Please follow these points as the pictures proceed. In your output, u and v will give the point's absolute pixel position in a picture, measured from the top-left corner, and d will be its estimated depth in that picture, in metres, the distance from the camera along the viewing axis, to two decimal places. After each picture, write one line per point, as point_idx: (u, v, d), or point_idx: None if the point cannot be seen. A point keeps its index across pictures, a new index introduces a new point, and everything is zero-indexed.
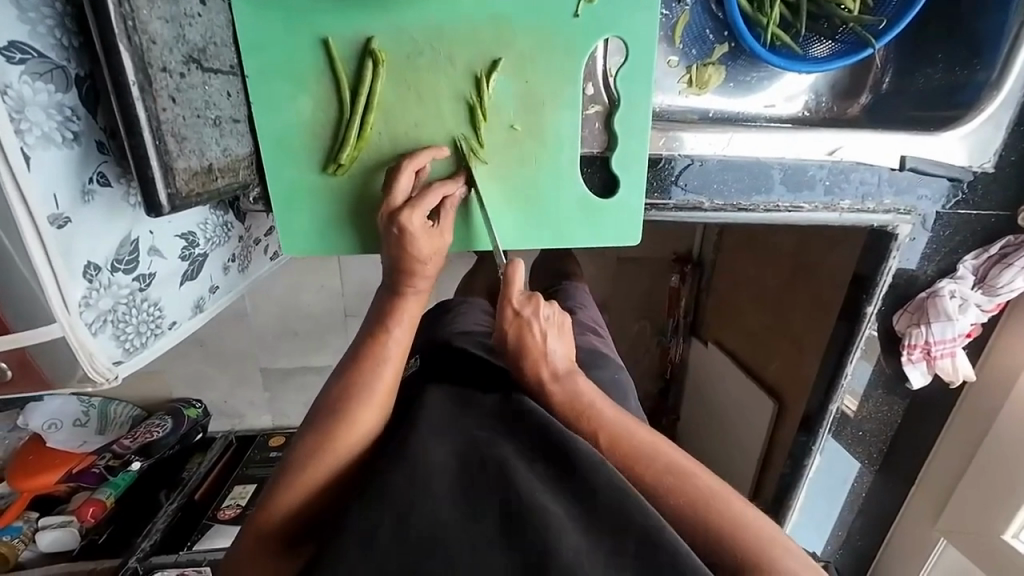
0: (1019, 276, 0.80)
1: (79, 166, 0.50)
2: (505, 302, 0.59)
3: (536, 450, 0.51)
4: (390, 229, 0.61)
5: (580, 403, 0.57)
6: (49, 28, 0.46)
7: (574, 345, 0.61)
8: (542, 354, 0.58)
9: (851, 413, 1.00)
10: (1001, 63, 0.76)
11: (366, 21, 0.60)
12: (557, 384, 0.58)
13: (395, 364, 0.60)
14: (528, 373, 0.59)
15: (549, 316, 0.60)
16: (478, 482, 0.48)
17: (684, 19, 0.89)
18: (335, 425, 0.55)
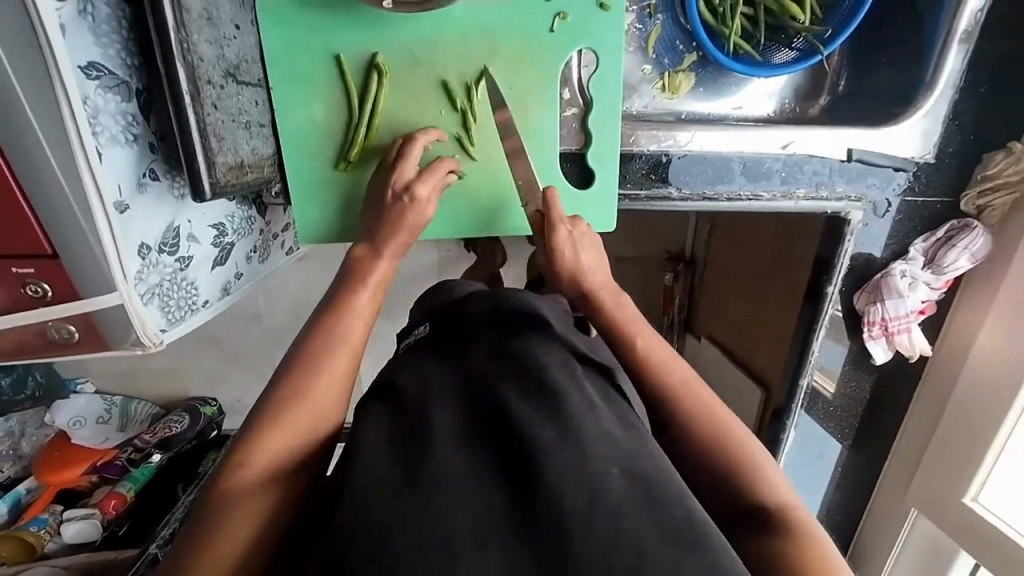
0: (962, 255, 0.89)
1: (137, 163, 0.60)
2: (557, 221, 0.71)
3: (535, 392, 0.50)
4: (401, 197, 0.71)
5: (619, 304, 0.69)
6: (116, 51, 0.57)
7: (607, 260, 0.73)
8: (581, 268, 0.71)
9: (829, 394, 1.08)
10: (933, 66, 0.85)
11: (372, 40, 0.71)
12: (601, 288, 0.70)
13: (370, 296, 0.67)
14: (580, 284, 0.70)
15: (588, 234, 0.74)
16: (470, 429, 0.48)
17: (657, 32, 0.99)
18: (314, 363, 0.61)
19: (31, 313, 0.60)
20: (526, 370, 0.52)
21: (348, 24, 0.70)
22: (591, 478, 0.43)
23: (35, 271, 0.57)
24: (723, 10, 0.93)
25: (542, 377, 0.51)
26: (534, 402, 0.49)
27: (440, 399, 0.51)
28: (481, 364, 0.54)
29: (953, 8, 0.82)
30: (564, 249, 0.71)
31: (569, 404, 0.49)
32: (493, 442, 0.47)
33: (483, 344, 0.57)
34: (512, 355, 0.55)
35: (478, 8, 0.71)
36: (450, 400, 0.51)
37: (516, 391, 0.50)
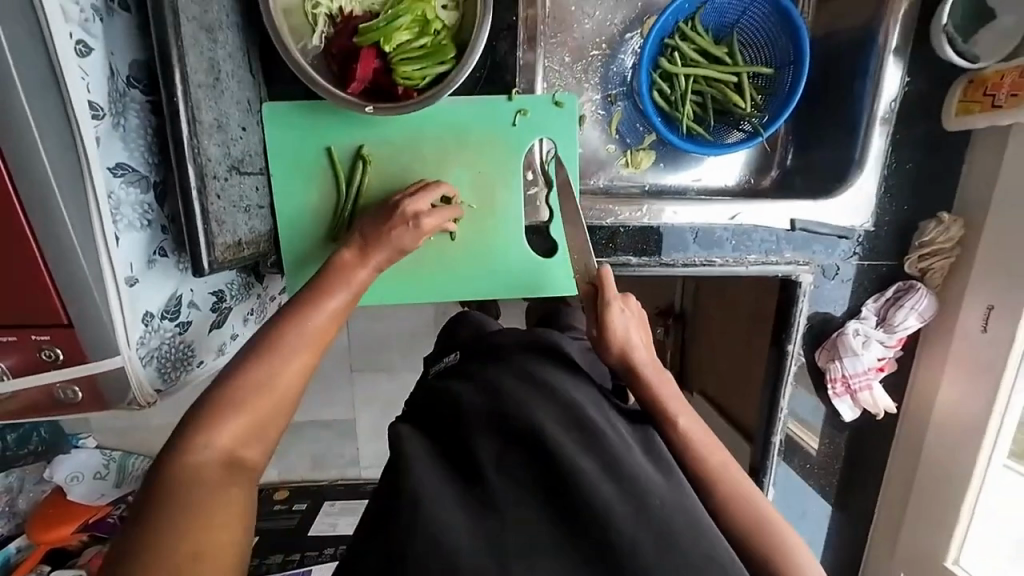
0: (910, 315, 0.94)
1: (148, 244, 0.70)
2: (612, 300, 0.70)
3: (570, 426, 0.54)
4: (408, 221, 0.76)
5: (661, 378, 0.70)
6: (141, 152, 0.68)
7: (649, 336, 0.74)
8: (631, 346, 0.70)
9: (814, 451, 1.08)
10: (860, 146, 0.94)
11: (358, 135, 0.82)
12: (646, 365, 0.70)
13: (341, 298, 0.68)
14: (632, 364, 0.70)
15: (637, 313, 0.73)
16: (512, 454, 0.52)
17: (619, 115, 1.11)
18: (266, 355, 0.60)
19: (43, 375, 0.66)
20: (567, 406, 0.56)
21: (338, 122, 0.82)
22: (634, 505, 0.49)
23: (51, 337, 0.64)
24: (675, 97, 1.04)
25: (579, 406, 0.56)
26: (572, 433, 0.53)
27: (486, 420, 0.55)
28: (515, 385, 0.58)
29: (871, 97, 0.92)
30: (619, 330, 0.70)
31: (607, 436, 0.55)
32: (539, 469, 0.51)
33: (517, 370, 0.60)
34: (547, 384, 0.59)
35: (450, 109, 0.83)
36: (494, 423, 0.54)
37: (550, 418, 0.54)
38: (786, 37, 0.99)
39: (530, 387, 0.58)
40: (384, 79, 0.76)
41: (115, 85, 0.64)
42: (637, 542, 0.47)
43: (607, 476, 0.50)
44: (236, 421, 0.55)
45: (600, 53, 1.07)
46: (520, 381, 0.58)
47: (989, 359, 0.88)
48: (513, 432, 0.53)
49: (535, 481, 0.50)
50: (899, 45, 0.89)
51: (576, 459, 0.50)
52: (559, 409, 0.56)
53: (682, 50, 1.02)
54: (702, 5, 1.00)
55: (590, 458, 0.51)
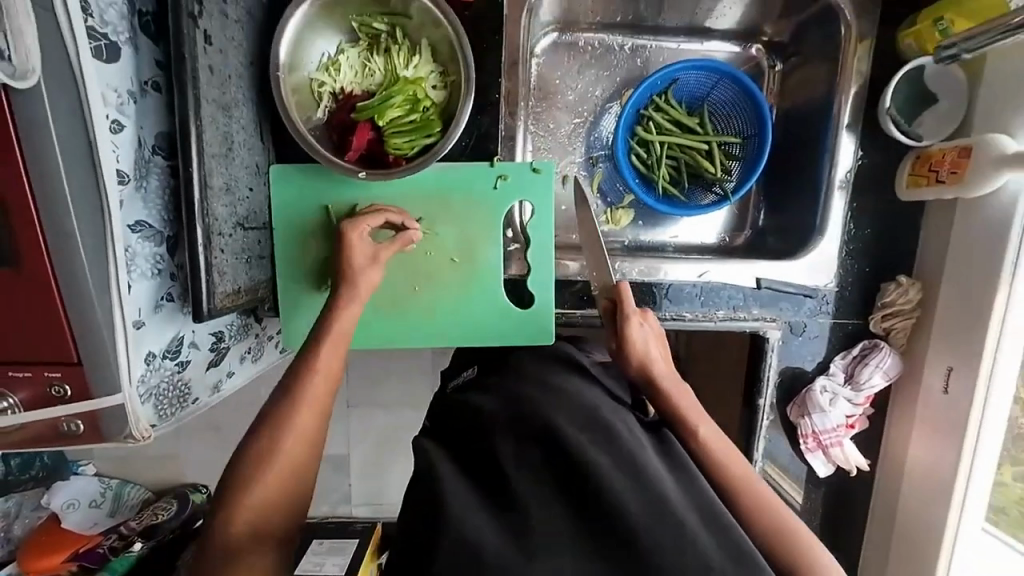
0: (875, 373, 0.98)
1: (157, 291, 0.78)
2: (629, 313, 0.80)
3: (586, 427, 0.59)
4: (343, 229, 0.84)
5: (680, 390, 0.75)
6: (158, 211, 0.77)
7: (669, 350, 0.81)
8: (648, 357, 0.78)
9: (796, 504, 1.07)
10: (822, 211, 1.00)
11: (352, 195, 0.91)
12: (664, 376, 0.76)
13: (333, 354, 0.75)
14: (650, 377, 0.76)
15: (653, 329, 0.81)
16: (534, 456, 0.57)
17: (600, 176, 1.19)
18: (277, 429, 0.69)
19: (52, 409, 0.73)
20: (583, 412, 0.62)
21: (336, 184, 0.91)
22: (650, 498, 0.52)
23: (62, 374, 0.71)
24: (651, 161, 1.13)
25: (596, 414, 0.62)
26: (585, 433, 0.58)
27: (510, 427, 0.60)
28: (533, 397, 0.65)
29: (829, 167, 0.98)
30: (639, 344, 0.78)
31: (623, 437, 0.59)
32: (559, 467, 0.55)
33: (537, 385, 0.68)
34: (566, 397, 0.65)
35: (437, 173, 0.92)
36: (517, 430, 0.60)
37: (566, 421, 0.59)
38: (751, 111, 1.08)
39: (549, 400, 0.64)
40: (377, 148, 0.86)
41: (141, 154, 0.74)
42: (654, 533, 0.50)
43: (624, 471, 0.54)
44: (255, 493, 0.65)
45: (583, 120, 1.17)
46: (537, 392, 0.66)
47: (951, 420, 0.91)
48: (531, 434, 0.59)
49: (557, 480, 0.54)
50: (851, 121, 0.96)
51: (593, 457, 0.55)
52: (574, 414, 0.61)
53: (656, 120, 1.11)
54: (673, 82, 1.10)
55: (608, 456, 0.56)
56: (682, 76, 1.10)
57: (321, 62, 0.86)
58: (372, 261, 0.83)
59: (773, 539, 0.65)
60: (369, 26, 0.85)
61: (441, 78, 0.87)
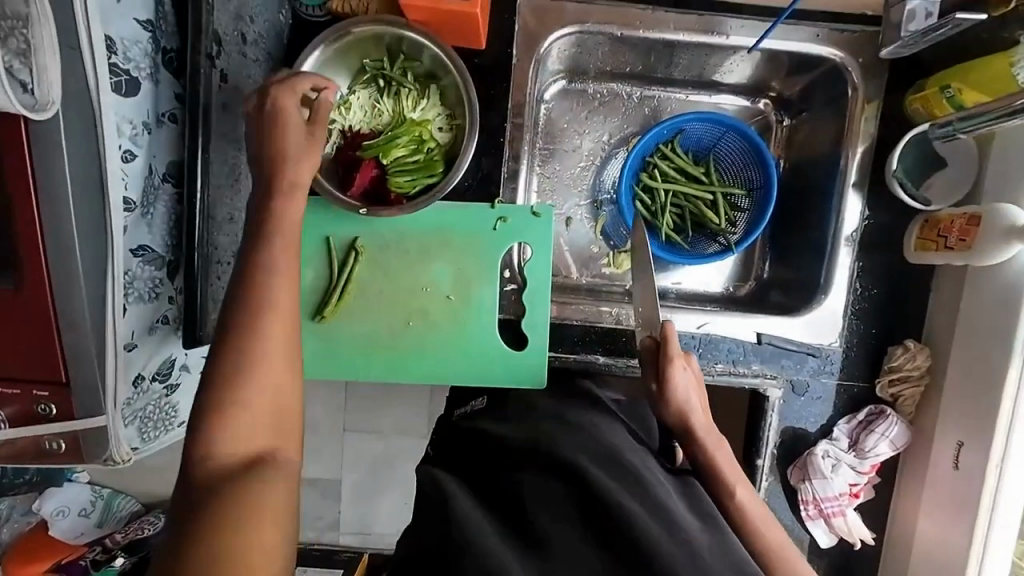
0: (881, 441, 0.94)
1: (153, 314, 0.79)
2: (675, 358, 0.74)
3: (609, 466, 0.64)
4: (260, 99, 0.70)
5: (718, 443, 0.75)
6: (162, 236, 0.79)
7: (706, 397, 0.79)
8: (688, 405, 0.76)
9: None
10: (826, 268, 0.98)
11: (353, 230, 0.93)
12: (704, 425, 0.75)
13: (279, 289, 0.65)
14: (689, 427, 0.75)
15: (693, 373, 0.78)
16: (561, 492, 0.60)
17: (603, 219, 1.19)
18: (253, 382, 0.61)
19: (34, 427, 0.72)
20: (604, 449, 0.66)
21: (338, 217, 0.92)
22: (677, 540, 0.56)
23: (48, 393, 0.71)
24: (655, 208, 1.13)
25: (619, 455, 0.66)
26: (608, 470, 0.63)
27: (539, 464, 0.64)
28: (555, 432, 0.70)
29: (835, 223, 0.97)
30: (681, 396, 0.75)
31: (644, 480, 0.64)
32: (582, 500, 0.59)
33: (556, 420, 0.73)
34: (588, 437, 0.69)
35: (436, 212, 0.93)
36: (542, 466, 0.64)
37: (588, 458, 0.64)
38: (756, 165, 1.08)
39: (572, 442, 0.68)
40: (380, 186, 0.87)
41: (150, 181, 0.76)
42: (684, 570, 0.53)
43: (649, 513, 0.58)
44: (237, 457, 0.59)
45: (589, 164, 1.18)
46: (559, 428, 0.71)
47: (961, 499, 0.85)
48: (556, 467, 0.63)
49: (584, 517, 0.57)
50: (858, 180, 0.95)
51: (619, 495, 0.59)
52: (597, 451, 0.66)
53: (661, 168, 1.11)
54: (679, 132, 1.11)
55: (633, 496, 0.60)
56: (688, 127, 1.10)
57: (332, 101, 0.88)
58: (316, 126, 0.72)
59: None
60: (379, 69, 0.87)
61: (447, 121, 0.89)
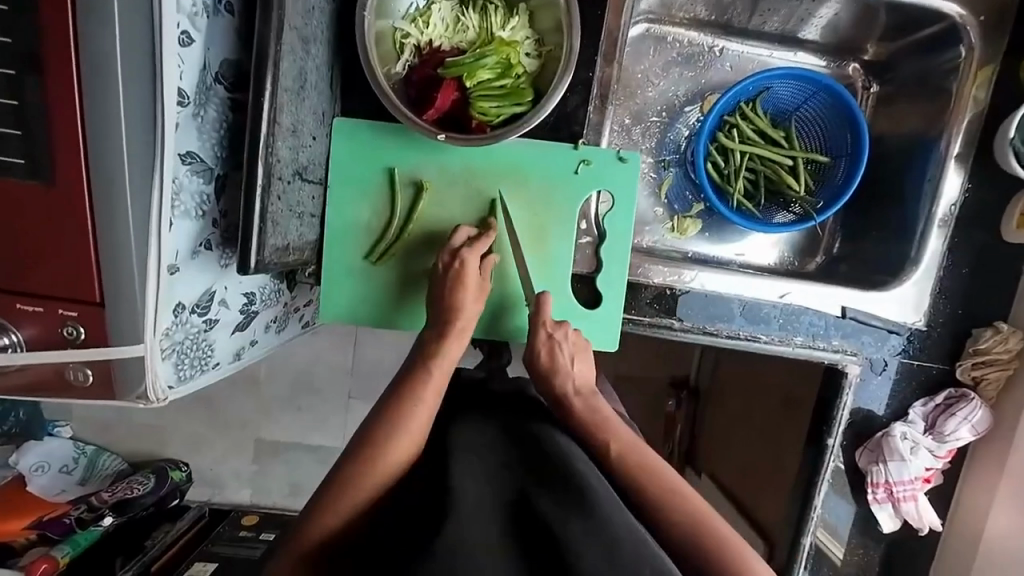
0: (962, 425, 0.90)
1: (197, 234, 0.68)
2: (540, 326, 0.81)
3: (556, 486, 0.59)
4: (452, 262, 0.80)
5: (597, 412, 0.76)
6: (211, 144, 0.68)
7: (593, 370, 0.82)
8: (568, 373, 0.80)
9: (839, 561, 0.97)
10: (917, 243, 0.93)
11: (419, 163, 0.83)
12: (579, 397, 0.78)
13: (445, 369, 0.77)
14: (558, 388, 0.79)
15: (571, 341, 0.82)
16: (506, 524, 0.55)
17: (668, 181, 1.11)
18: (363, 480, 0.67)
19: (58, 353, 0.63)
20: (559, 468, 0.62)
21: (403, 146, 0.83)
22: (623, 572, 0.51)
23: (77, 314, 0.62)
24: (728, 171, 1.05)
25: (564, 470, 0.61)
26: (558, 493, 0.58)
27: (480, 485, 0.59)
28: (510, 455, 0.65)
29: (931, 197, 0.92)
30: (540, 353, 0.80)
31: (596, 500, 0.57)
32: (527, 532, 0.55)
33: (517, 441, 0.68)
34: (538, 457, 0.65)
35: (516, 149, 0.84)
36: (484, 487, 0.59)
37: (537, 483, 0.60)
38: (847, 130, 1.01)
39: (526, 466, 0.63)
40: (460, 111, 0.78)
41: (203, 79, 0.65)
42: None
43: (595, 539, 0.53)
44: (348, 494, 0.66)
45: (659, 119, 1.10)
46: (514, 450, 0.67)
47: None
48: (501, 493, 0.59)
49: (526, 549, 0.53)
50: (960, 151, 0.91)
51: (567, 523, 0.54)
52: (547, 473, 0.61)
53: (740, 128, 1.04)
54: (765, 89, 1.04)
55: (582, 521, 0.54)
56: (774, 85, 1.03)
57: (409, 12, 0.78)
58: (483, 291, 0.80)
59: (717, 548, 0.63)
60: None
61: (537, 46, 0.79)
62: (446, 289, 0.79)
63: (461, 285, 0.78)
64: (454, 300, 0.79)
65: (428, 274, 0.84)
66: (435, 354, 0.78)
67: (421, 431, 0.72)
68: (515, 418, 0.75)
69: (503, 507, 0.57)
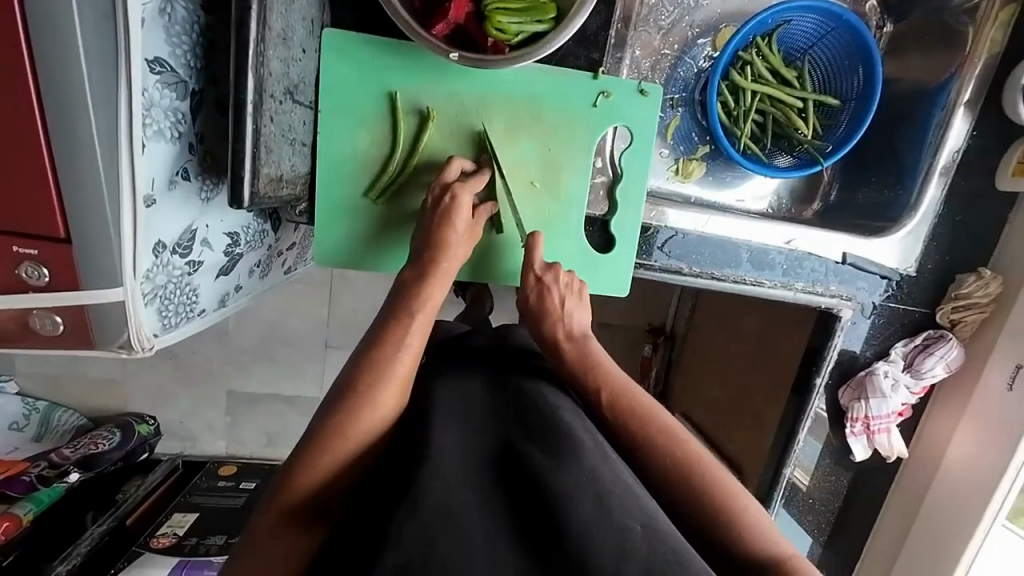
0: (938, 363, 0.96)
1: (174, 160, 0.59)
2: (529, 269, 0.77)
3: (545, 439, 0.54)
4: (441, 197, 0.73)
5: (589, 360, 0.69)
6: (183, 51, 0.57)
7: (589, 314, 0.76)
8: (561, 317, 0.74)
9: (804, 488, 1.07)
10: (917, 192, 0.95)
11: (424, 87, 0.75)
12: (572, 342, 0.71)
13: (426, 314, 0.68)
14: (547, 329, 0.74)
15: (564, 283, 0.77)
16: (493, 483, 0.51)
17: (676, 122, 1.06)
18: (337, 436, 0.57)
19: (20, 298, 0.55)
20: (547, 420, 0.56)
21: (407, 66, 0.74)
22: (614, 529, 0.46)
23: (38, 252, 0.54)
24: (737, 112, 1.01)
25: (553, 420, 0.56)
26: (546, 449, 0.53)
27: (460, 442, 0.54)
28: (489, 409, 0.60)
29: (934, 146, 0.94)
30: (530, 295, 0.76)
31: (586, 453, 0.53)
32: (513, 490, 0.50)
33: (503, 392, 0.62)
34: (525, 405, 0.59)
35: (532, 75, 0.77)
36: (464, 442, 0.54)
37: (522, 436, 0.55)
38: (859, 70, 0.99)
39: (511, 418, 0.58)
40: (474, 27, 0.69)
41: None
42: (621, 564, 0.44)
43: (586, 495, 0.49)
44: (319, 455, 0.57)
45: (669, 52, 1.03)
46: (497, 401, 0.61)
47: (1013, 416, 0.90)
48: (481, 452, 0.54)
49: (513, 506, 0.49)
50: (970, 98, 0.92)
51: (553, 477, 0.49)
52: (533, 425, 0.56)
53: (754, 65, 0.99)
54: (783, 24, 0.99)
55: (570, 477, 0.50)
56: (793, 19, 0.98)
57: None
58: (472, 233, 0.76)
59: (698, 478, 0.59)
60: None
61: None
62: (434, 226, 0.72)
63: (449, 221, 0.72)
64: (443, 237, 0.72)
65: (418, 213, 0.78)
66: (418, 294, 0.69)
67: (405, 375, 0.63)
68: (506, 362, 0.68)
69: (486, 462, 0.53)
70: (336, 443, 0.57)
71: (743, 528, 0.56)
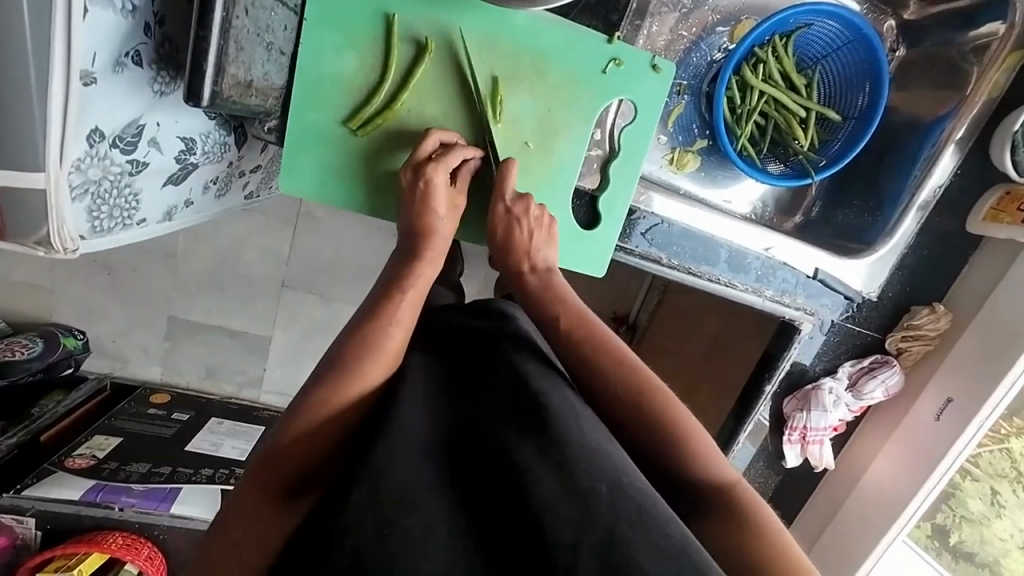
0: (878, 386, 1.01)
1: (123, 37, 0.51)
2: (498, 199, 0.72)
3: (517, 412, 0.50)
4: (417, 183, 0.69)
5: (554, 292, 0.69)
6: None
7: (555, 249, 0.75)
8: (527, 252, 0.72)
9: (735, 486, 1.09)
10: (894, 220, 0.97)
11: (426, 16, 0.69)
12: (535, 275, 0.72)
13: (413, 299, 0.65)
14: (512, 263, 0.73)
15: (534, 214, 0.73)
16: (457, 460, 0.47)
17: (679, 109, 1.02)
18: (310, 407, 0.56)
19: None
20: (517, 390, 0.52)
21: None
22: (578, 499, 0.42)
23: None
24: (741, 111, 0.98)
25: (527, 392, 0.52)
26: (517, 421, 0.49)
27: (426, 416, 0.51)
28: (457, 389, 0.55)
29: (917, 179, 0.96)
30: (497, 228, 0.72)
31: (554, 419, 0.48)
32: (482, 469, 0.46)
33: (481, 357, 0.60)
34: (500, 378, 0.55)
35: (543, 27, 0.72)
36: (434, 418, 0.51)
37: (499, 411, 0.50)
38: (865, 89, 0.98)
39: (488, 392, 0.54)
40: None
41: None
42: (580, 541, 0.40)
43: (548, 464, 0.44)
44: (290, 429, 0.55)
45: (686, 35, 0.99)
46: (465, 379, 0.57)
47: (933, 445, 0.96)
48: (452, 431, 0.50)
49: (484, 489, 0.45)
50: (962, 137, 0.93)
51: (520, 452, 0.45)
52: (507, 396, 0.52)
53: (767, 63, 0.97)
54: (803, 27, 0.97)
55: (536, 450, 0.46)
56: (814, 23, 0.96)
57: None
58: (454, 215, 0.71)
59: (650, 408, 0.56)
60: None
61: None
62: (414, 214, 0.68)
63: (429, 207, 0.68)
64: (426, 221, 0.68)
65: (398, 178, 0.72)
66: (409, 276, 0.66)
67: (393, 353, 0.60)
68: (481, 339, 0.64)
69: (457, 439, 0.49)
70: (310, 413, 0.55)
71: (695, 459, 0.55)
